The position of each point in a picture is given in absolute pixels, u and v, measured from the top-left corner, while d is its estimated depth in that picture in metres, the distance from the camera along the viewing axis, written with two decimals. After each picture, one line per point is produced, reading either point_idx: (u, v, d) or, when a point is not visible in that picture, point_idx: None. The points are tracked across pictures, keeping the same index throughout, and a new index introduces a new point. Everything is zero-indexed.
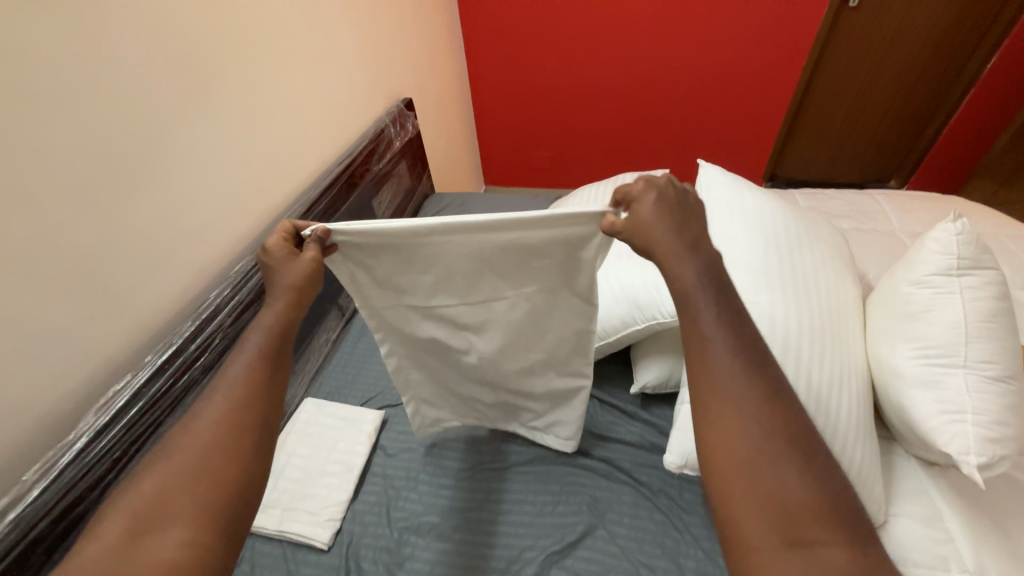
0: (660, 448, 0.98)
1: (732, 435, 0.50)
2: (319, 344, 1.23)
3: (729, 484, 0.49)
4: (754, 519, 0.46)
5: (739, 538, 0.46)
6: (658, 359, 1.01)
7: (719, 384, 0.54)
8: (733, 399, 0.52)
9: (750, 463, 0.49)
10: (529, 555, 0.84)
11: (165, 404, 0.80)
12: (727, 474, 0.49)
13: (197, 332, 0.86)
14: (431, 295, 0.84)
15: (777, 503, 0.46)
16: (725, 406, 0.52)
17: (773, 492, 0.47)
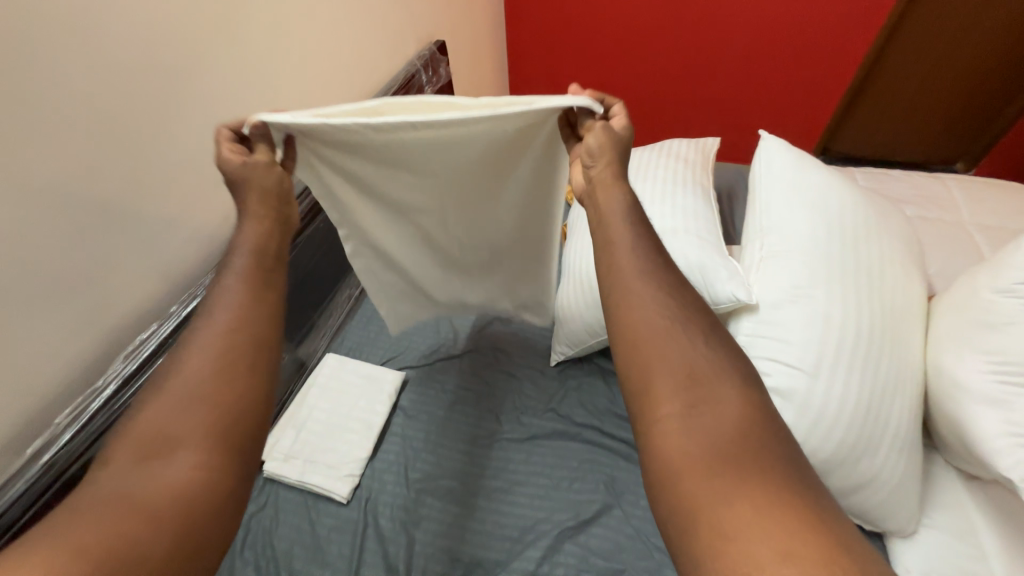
0: None
1: (651, 350, 0.49)
2: (341, 299, 1.22)
3: (655, 400, 0.47)
4: (679, 424, 0.44)
5: (664, 449, 0.44)
6: None
7: (641, 311, 0.52)
8: (648, 318, 0.52)
9: (672, 375, 0.47)
10: (544, 526, 0.85)
11: None
12: (650, 392, 0.47)
13: None
14: (381, 173, 0.78)
15: (700, 413, 0.45)
16: (639, 326, 0.51)
17: (701, 401, 0.46)
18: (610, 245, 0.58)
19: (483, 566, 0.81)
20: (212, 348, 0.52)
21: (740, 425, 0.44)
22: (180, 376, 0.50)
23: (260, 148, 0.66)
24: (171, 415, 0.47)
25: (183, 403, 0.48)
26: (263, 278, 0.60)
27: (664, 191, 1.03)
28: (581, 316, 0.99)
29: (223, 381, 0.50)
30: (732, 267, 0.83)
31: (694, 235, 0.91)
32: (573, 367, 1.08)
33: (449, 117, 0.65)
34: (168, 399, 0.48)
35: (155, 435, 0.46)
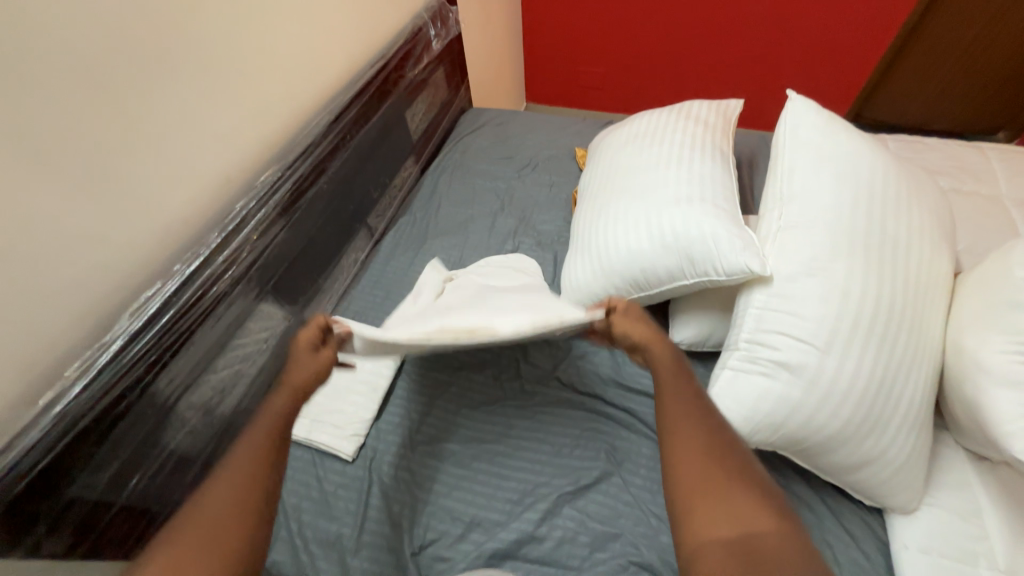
0: None
1: (694, 487, 0.57)
2: (347, 264, 1.21)
3: (695, 521, 0.55)
4: (716, 547, 0.52)
5: (700, 556, 0.52)
6: (700, 317, 0.93)
7: (685, 443, 0.61)
8: (696, 448, 0.61)
9: (711, 507, 0.55)
10: (544, 491, 0.86)
11: (197, 314, 0.80)
12: (690, 523, 0.55)
13: (223, 244, 0.83)
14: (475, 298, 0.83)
15: (741, 536, 0.52)
16: (689, 460, 0.60)
17: (738, 525, 0.53)
18: (659, 364, 0.71)
19: (482, 525, 0.84)
20: (244, 485, 0.57)
21: (773, 543, 0.51)
22: (216, 503, 0.55)
23: (331, 347, 0.73)
24: (216, 535, 0.53)
25: (222, 528, 0.53)
26: (272, 456, 0.61)
27: (680, 157, 0.98)
28: (587, 284, 0.97)
29: (247, 517, 0.55)
30: (747, 238, 0.79)
31: (709, 203, 0.87)
32: (577, 337, 1.07)
33: (499, 325, 0.68)
34: (210, 523, 0.54)
35: (196, 551, 0.51)
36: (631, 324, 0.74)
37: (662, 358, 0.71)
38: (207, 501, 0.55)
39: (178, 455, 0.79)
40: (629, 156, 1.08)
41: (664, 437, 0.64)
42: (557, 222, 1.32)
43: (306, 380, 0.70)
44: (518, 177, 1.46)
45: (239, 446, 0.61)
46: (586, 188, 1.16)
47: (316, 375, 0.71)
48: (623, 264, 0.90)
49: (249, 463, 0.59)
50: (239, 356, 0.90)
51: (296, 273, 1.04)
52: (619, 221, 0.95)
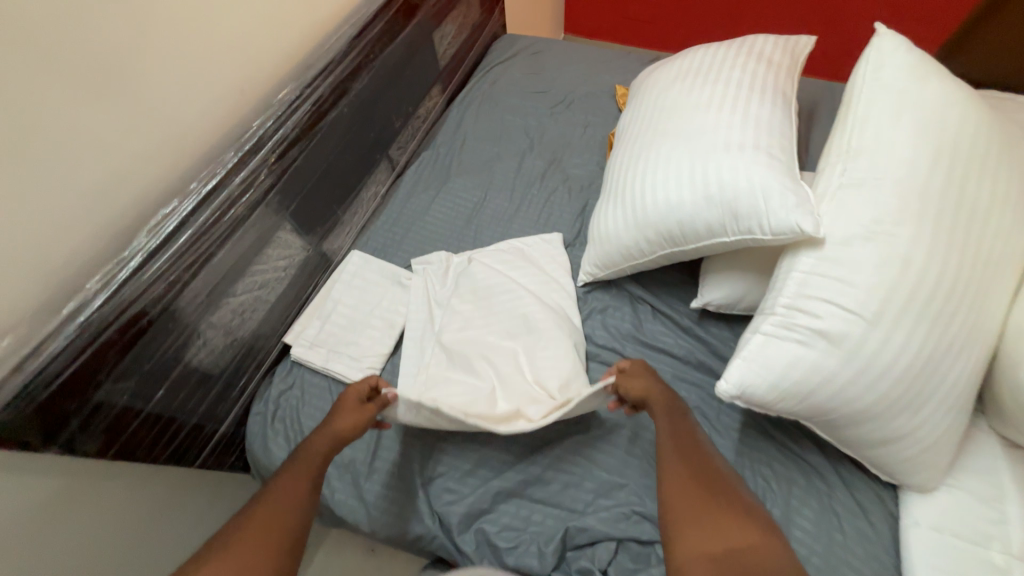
0: (706, 367, 0.92)
1: (680, 509, 0.64)
2: (367, 197, 1.17)
3: (682, 538, 0.61)
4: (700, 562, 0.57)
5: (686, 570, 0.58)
6: (734, 277, 0.88)
7: (674, 474, 0.67)
8: (684, 481, 0.66)
9: (696, 525, 0.61)
10: (553, 436, 0.87)
11: (215, 237, 0.78)
12: (677, 541, 0.61)
13: (240, 165, 0.79)
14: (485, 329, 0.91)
15: (724, 555, 0.57)
16: (678, 486, 0.66)
17: (724, 543, 0.59)
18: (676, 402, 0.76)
19: (490, 463, 0.86)
20: (286, 508, 0.65)
21: (752, 559, 0.57)
22: (272, 513, 0.64)
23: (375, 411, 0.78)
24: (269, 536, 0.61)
25: (275, 534, 0.62)
26: (308, 481, 0.70)
27: (736, 98, 0.88)
28: (617, 233, 0.92)
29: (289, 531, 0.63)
30: (801, 193, 0.71)
31: (764, 152, 0.78)
32: (599, 289, 1.03)
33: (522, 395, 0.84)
34: (264, 524, 0.62)
35: (249, 546, 0.59)
36: (633, 380, 0.78)
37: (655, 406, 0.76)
38: (262, 510, 0.64)
39: (201, 371, 0.82)
40: (675, 95, 0.97)
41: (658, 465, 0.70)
42: (588, 166, 1.24)
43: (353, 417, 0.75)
44: (551, 114, 1.36)
45: (283, 480, 0.68)
46: (625, 130, 1.06)
47: (359, 430, 0.75)
48: (658, 215, 0.84)
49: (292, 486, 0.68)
50: (258, 280, 0.90)
51: (315, 200, 1.01)
52: (659, 167, 0.87)
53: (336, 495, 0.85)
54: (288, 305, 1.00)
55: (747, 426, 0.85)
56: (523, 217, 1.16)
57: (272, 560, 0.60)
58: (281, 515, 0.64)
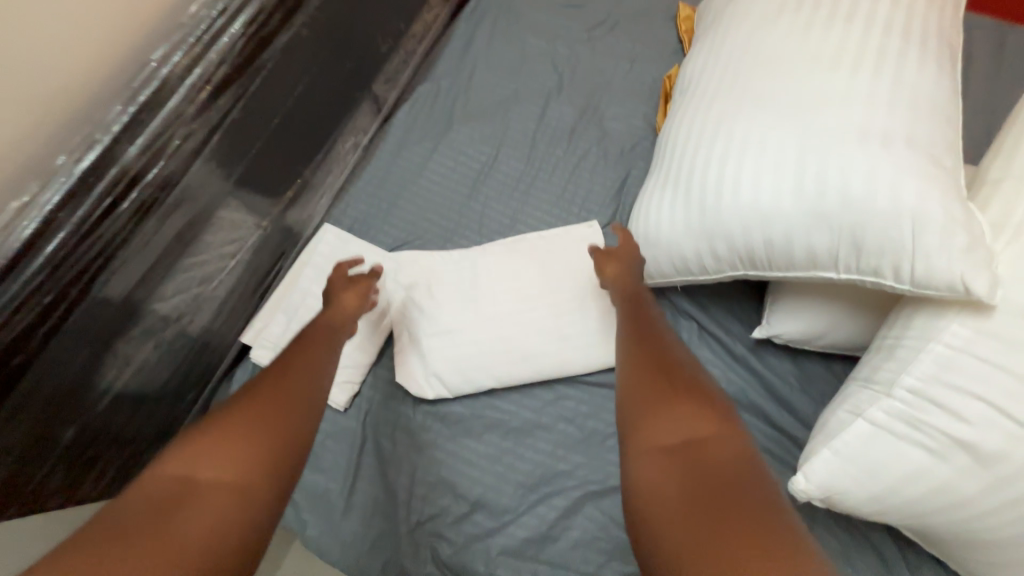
0: (758, 410, 0.75)
1: (635, 393, 0.49)
2: (343, 149, 0.90)
3: (641, 423, 0.47)
4: (652, 456, 0.43)
5: (631, 481, 0.43)
6: (817, 310, 0.67)
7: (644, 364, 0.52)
8: (642, 351, 0.55)
9: (641, 426, 0.46)
10: (564, 482, 0.73)
11: (113, 233, 0.55)
12: (631, 420, 0.47)
13: (136, 126, 0.55)
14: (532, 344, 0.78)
15: (681, 441, 0.44)
16: (629, 373, 0.52)
17: (676, 433, 0.44)
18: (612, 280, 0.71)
19: (488, 508, 0.72)
20: (297, 395, 0.49)
21: (717, 447, 0.43)
22: (275, 390, 0.48)
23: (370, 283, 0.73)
24: (273, 414, 0.45)
25: (276, 416, 0.45)
26: (308, 386, 0.51)
27: (875, 49, 0.59)
28: (672, 240, 0.68)
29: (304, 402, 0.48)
30: (970, 227, 0.48)
31: (917, 147, 0.52)
32: None
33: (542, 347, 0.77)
34: (260, 402, 0.46)
35: (246, 422, 0.44)
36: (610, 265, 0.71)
37: (618, 293, 0.69)
38: (259, 391, 0.48)
39: (125, 396, 0.65)
40: (773, 35, 0.67)
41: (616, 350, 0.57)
42: (633, 120, 0.95)
43: (352, 307, 0.70)
44: (588, 40, 1.02)
45: (269, 376, 0.51)
46: (689, 78, 0.77)
47: (362, 305, 0.71)
48: (739, 224, 0.60)
49: (280, 385, 0.49)
50: (193, 276, 0.69)
51: (267, 159, 0.75)
52: (747, 153, 0.61)
53: (307, 532, 0.73)
54: (243, 300, 0.80)
55: None
56: (542, 186, 0.91)
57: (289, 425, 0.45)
58: (281, 403, 0.47)
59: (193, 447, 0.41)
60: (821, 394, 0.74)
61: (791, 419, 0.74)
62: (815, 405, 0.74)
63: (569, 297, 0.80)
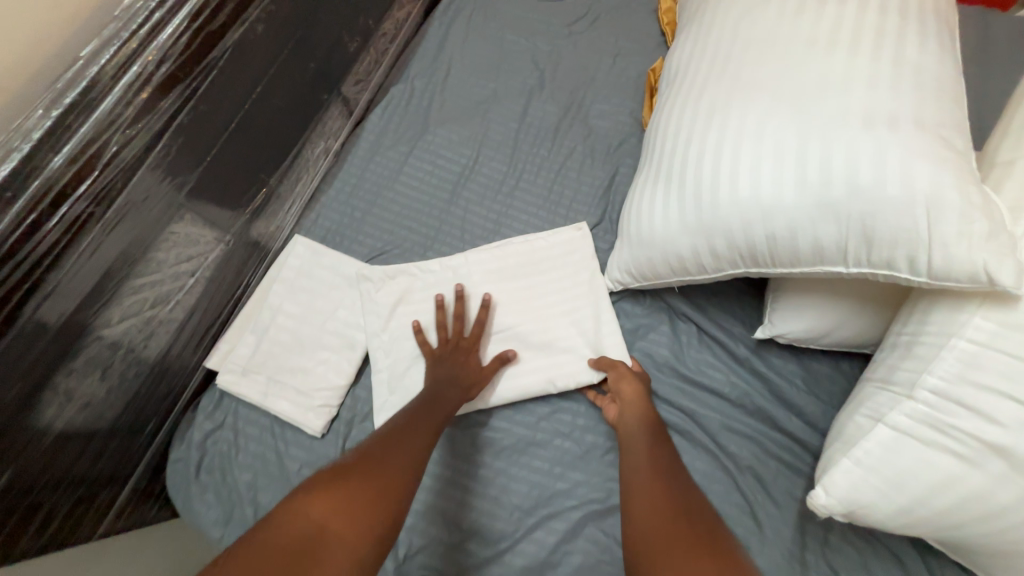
0: (764, 414, 0.70)
1: (649, 556, 0.46)
2: (313, 155, 0.85)
3: None
4: None
5: None
6: (822, 308, 0.63)
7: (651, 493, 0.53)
8: (648, 499, 0.52)
9: None
10: (563, 503, 0.68)
11: (38, 253, 0.49)
12: None
13: (62, 133, 0.49)
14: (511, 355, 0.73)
15: None
16: (644, 523, 0.49)
17: None
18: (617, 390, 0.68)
19: (481, 536, 0.67)
20: (393, 468, 0.51)
21: None
22: (385, 456, 0.52)
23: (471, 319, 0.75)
24: (371, 491, 0.48)
25: (372, 496, 0.47)
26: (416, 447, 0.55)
27: (870, 27, 0.56)
28: (667, 238, 0.63)
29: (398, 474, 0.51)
30: (985, 211, 0.45)
31: (922, 128, 0.49)
32: (629, 300, 0.78)
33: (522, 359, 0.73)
34: (371, 468, 0.50)
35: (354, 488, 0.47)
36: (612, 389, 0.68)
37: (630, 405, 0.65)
38: (384, 452, 0.52)
39: (68, 435, 0.58)
40: (762, 17, 0.63)
41: (626, 499, 0.54)
42: (618, 117, 0.92)
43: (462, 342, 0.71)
44: (569, 36, 0.99)
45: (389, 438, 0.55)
46: (676, 67, 0.73)
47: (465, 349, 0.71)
48: (739, 220, 0.56)
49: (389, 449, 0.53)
50: (145, 298, 0.63)
51: (225, 166, 0.69)
52: (742, 143, 0.57)
53: None
54: (205, 322, 0.73)
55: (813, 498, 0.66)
56: (527, 187, 0.86)
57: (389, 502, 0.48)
58: (379, 478, 0.49)
59: (319, 502, 0.45)
60: (827, 394, 0.71)
61: (799, 423, 0.70)
62: (822, 406, 0.70)
63: (557, 307, 0.76)
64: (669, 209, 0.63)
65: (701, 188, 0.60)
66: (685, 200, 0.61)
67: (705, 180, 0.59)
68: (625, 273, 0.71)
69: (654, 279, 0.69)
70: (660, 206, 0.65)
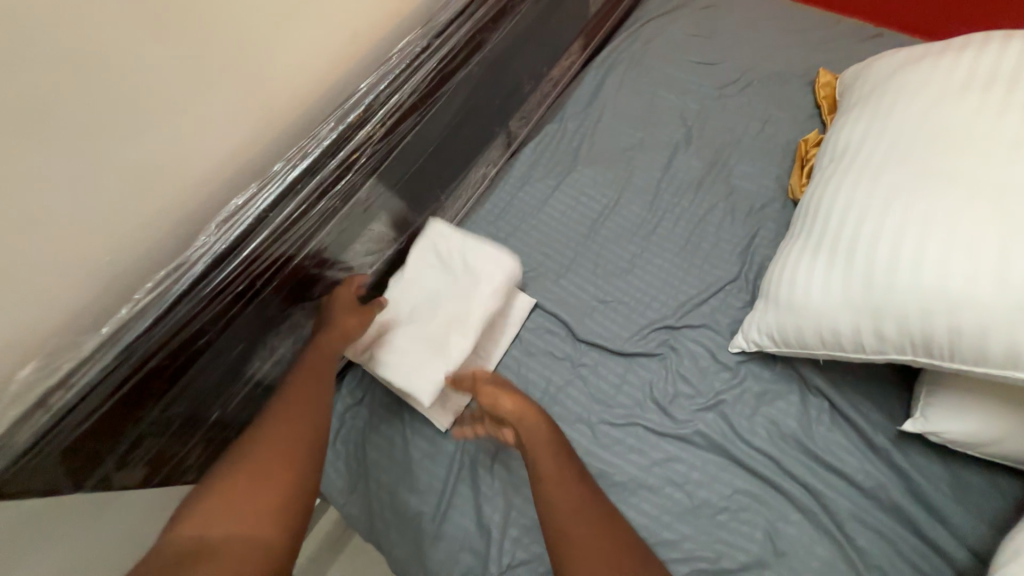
0: (900, 513, 0.66)
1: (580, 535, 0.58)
2: (475, 177, 0.95)
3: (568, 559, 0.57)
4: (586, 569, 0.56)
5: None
6: (994, 413, 0.59)
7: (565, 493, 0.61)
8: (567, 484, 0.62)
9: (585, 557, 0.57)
10: (667, 553, 0.67)
11: (298, 233, 0.62)
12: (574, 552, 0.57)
13: (340, 143, 0.62)
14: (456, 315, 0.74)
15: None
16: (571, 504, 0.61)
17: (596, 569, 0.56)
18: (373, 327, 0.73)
19: None
20: (288, 444, 0.58)
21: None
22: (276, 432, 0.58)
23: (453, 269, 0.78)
24: (281, 461, 0.56)
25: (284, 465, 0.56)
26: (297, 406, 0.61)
27: None
28: (825, 310, 0.63)
29: (295, 469, 0.56)
30: None
31: None
32: (759, 362, 0.77)
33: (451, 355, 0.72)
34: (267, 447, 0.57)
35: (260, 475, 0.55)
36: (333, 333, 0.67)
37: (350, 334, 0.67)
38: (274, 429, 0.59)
39: (266, 386, 0.69)
40: (960, 110, 0.63)
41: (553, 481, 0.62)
42: (762, 182, 0.93)
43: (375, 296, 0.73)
44: (719, 99, 1.03)
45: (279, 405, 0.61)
46: (847, 143, 0.74)
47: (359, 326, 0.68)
48: (920, 305, 0.55)
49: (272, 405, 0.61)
50: (340, 282, 0.74)
51: (416, 180, 0.80)
52: (933, 231, 0.57)
53: (393, 549, 0.73)
54: None
55: None
56: (663, 235, 0.90)
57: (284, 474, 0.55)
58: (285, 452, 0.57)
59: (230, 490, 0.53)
60: (978, 508, 0.65)
61: (941, 531, 0.65)
62: (969, 518, 0.65)
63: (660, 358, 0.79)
64: (831, 282, 0.63)
65: (875, 268, 0.60)
66: (854, 275, 0.61)
67: (881, 260, 0.59)
68: (769, 336, 0.71)
69: (801, 350, 0.68)
70: (821, 276, 0.65)
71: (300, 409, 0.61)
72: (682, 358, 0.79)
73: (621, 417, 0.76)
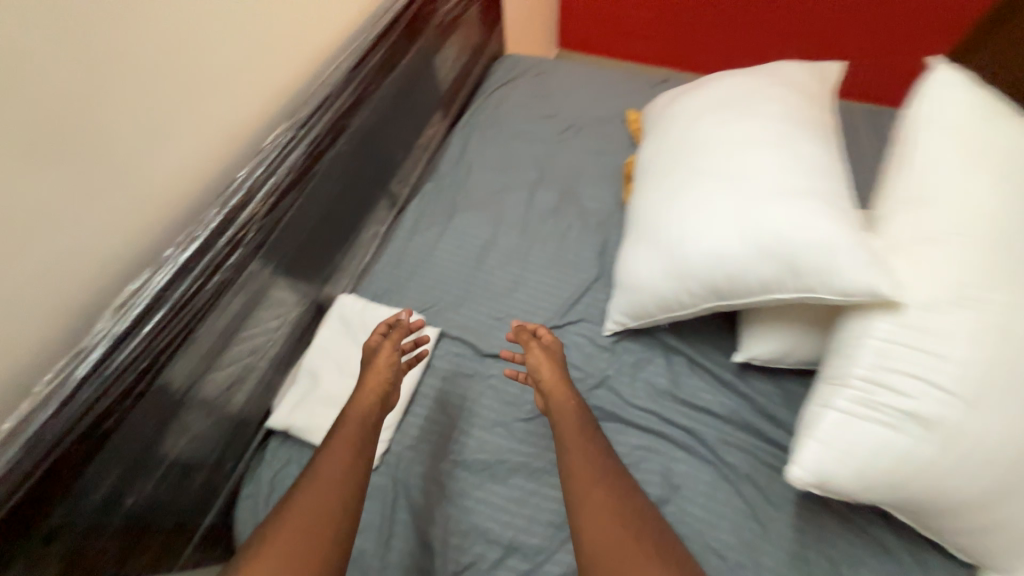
0: (753, 428, 0.83)
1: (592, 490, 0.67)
2: (369, 236, 1.07)
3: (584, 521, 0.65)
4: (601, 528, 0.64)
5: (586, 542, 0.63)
6: (781, 331, 0.80)
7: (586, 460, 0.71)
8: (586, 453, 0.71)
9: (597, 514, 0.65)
10: None
11: (197, 307, 0.68)
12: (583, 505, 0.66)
13: (226, 224, 0.71)
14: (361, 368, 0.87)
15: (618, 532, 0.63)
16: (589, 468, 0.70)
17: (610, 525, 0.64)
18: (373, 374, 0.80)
19: (521, 551, 0.75)
20: (335, 486, 0.65)
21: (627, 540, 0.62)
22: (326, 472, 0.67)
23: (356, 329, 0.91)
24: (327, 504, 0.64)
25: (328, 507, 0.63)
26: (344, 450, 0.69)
27: (776, 132, 0.81)
28: (652, 283, 0.82)
29: (333, 528, 0.62)
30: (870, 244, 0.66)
31: (817, 197, 0.71)
32: (629, 339, 0.94)
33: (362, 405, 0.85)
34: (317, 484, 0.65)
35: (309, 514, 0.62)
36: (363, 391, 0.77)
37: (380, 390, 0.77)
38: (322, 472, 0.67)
39: (182, 463, 0.72)
40: (701, 127, 0.89)
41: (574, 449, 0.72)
42: (606, 199, 1.16)
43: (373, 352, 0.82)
44: (561, 142, 1.27)
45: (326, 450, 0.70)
46: (645, 159, 0.98)
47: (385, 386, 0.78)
48: (703, 264, 0.76)
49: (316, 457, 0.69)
50: (248, 348, 0.80)
51: (308, 247, 0.90)
52: (699, 211, 0.79)
53: None
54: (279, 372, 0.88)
55: (806, 499, 0.76)
56: (538, 254, 1.07)
57: (334, 514, 0.63)
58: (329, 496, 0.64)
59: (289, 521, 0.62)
60: None
61: (783, 433, 0.82)
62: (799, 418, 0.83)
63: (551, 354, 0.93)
64: (650, 261, 0.83)
65: (672, 245, 0.80)
66: (661, 254, 0.81)
67: (674, 238, 0.80)
68: (625, 314, 0.88)
69: (648, 318, 0.86)
70: (643, 259, 0.84)
71: (343, 454, 0.69)
72: (571, 350, 0.94)
73: (529, 412, 0.87)
